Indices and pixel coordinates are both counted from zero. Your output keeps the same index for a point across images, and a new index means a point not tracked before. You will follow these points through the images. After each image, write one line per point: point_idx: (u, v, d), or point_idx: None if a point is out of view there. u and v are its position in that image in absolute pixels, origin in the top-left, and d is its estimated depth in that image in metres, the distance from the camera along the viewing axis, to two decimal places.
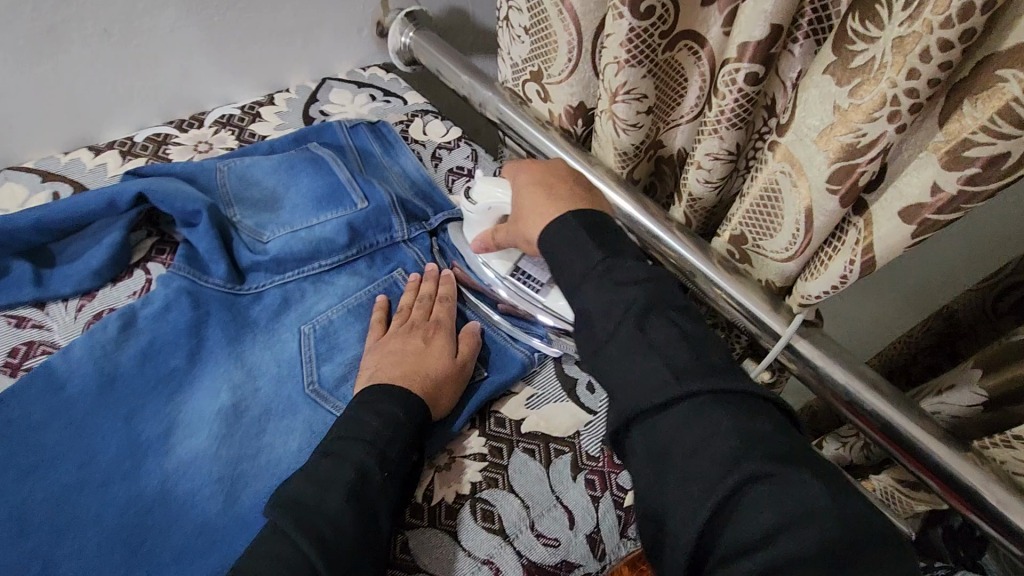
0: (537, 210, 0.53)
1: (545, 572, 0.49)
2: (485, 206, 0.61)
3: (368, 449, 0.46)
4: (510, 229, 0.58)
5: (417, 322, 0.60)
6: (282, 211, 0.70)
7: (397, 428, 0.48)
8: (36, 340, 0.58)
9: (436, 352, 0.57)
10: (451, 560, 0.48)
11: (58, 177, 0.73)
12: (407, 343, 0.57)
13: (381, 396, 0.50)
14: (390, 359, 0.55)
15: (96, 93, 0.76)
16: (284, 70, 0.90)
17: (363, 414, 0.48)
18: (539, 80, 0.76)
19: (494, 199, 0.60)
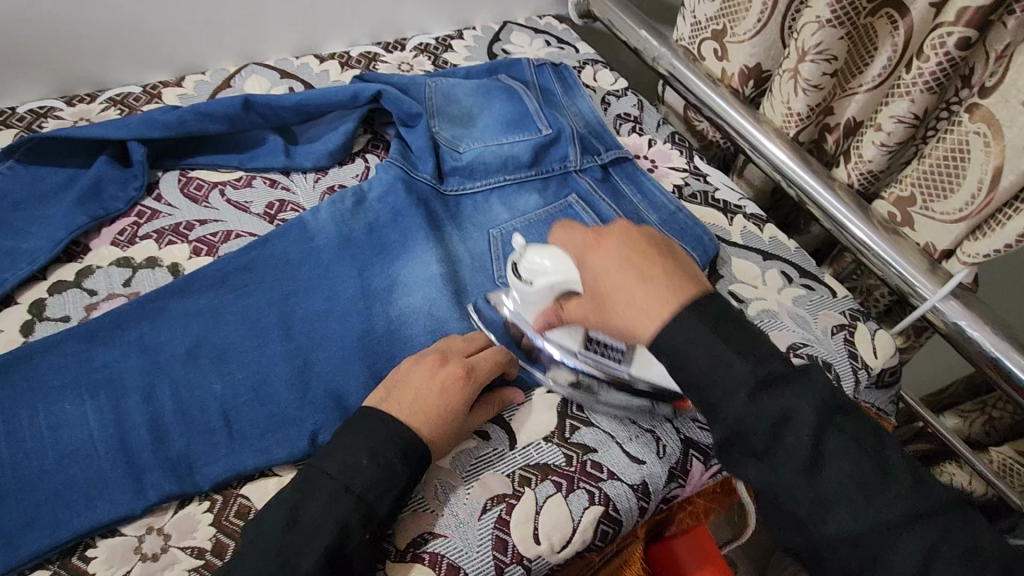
0: (637, 299, 0.46)
1: (699, 449, 0.57)
2: (547, 286, 0.54)
3: (354, 506, 0.44)
4: (585, 309, 0.51)
5: (450, 356, 0.54)
6: (476, 128, 0.79)
7: (389, 484, 0.46)
8: (285, 199, 0.71)
9: (455, 404, 0.51)
10: (620, 423, 0.57)
11: (292, 76, 0.87)
12: (424, 389, 0.51)
13: (384, 440, 0.47)
14: (411, 396, 0.50)
15: (327, 8, 0.88)
16: (473, 9, 1.00)
17: (352, 461, 0.46)
18: (720, 38, 0.81)
19: (549, 274, 0.54)
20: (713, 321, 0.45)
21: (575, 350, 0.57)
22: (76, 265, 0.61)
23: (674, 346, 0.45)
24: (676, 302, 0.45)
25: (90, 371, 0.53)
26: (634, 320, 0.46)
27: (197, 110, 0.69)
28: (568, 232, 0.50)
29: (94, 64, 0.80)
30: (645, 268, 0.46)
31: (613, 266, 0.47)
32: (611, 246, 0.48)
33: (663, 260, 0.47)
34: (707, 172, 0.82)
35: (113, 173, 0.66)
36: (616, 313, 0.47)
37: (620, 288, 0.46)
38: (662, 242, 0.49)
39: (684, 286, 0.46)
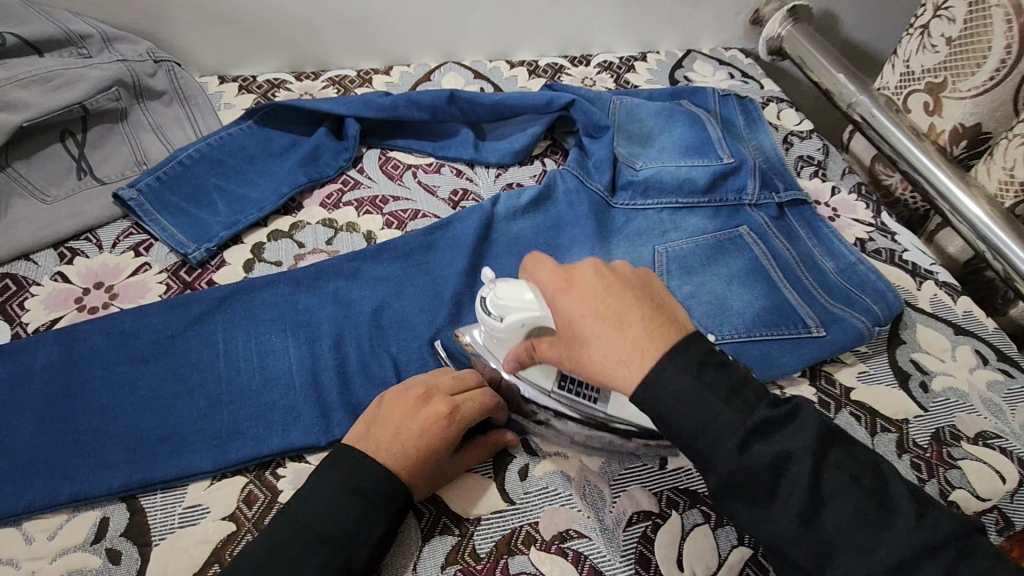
0: (617, 351, 0.40)
1: None
2: (519, 321, 0.50)
3: (328, 555, 0.42)
4: (558, 352, 0.46)
5: (435, 393, 0.50)
6: (653, 149, 0.79)
7: (365, 534, 0.44)
8: (468, 189, 0.76)
9: (436, 446, 0.48)
10: None
11: (483, 78, 0.92)
12: (400, 428, 0.48)
13: (363, 483, 0.45)
14: (389, 437, 0.47)
15: (527, 19, 0.94)
16: (661, 35, 1.01)
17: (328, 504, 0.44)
18: (935, 92, 0.76)
19: (524, 304, 0.50)
20: (696, 361, 0.40)
21: (547, 391, 0.54)
22: (290, 218, 0.69)
23: (652, 398, 0.40)
24: (658, 348, 0.40)
25: (295, 311, 0.60)
26: (611, 371, 0.41)
27: (408, 98, 0.76)
28: (541, 269, 0.45)
29: (321, 47, 0.90)
30: (625, 311, 0.41)
31: (581, 310, 0.42)
32: (593, 281, 0.42)
33: (638, 295, 0.42)
34: (896, 230, 0.76)
35: (329, 143, 0.75)
36: (593, 365, 0.42)
37: (594, 344, 0.41)
38: (640, 285, 0.44)
39: (663, 326, 0.41)
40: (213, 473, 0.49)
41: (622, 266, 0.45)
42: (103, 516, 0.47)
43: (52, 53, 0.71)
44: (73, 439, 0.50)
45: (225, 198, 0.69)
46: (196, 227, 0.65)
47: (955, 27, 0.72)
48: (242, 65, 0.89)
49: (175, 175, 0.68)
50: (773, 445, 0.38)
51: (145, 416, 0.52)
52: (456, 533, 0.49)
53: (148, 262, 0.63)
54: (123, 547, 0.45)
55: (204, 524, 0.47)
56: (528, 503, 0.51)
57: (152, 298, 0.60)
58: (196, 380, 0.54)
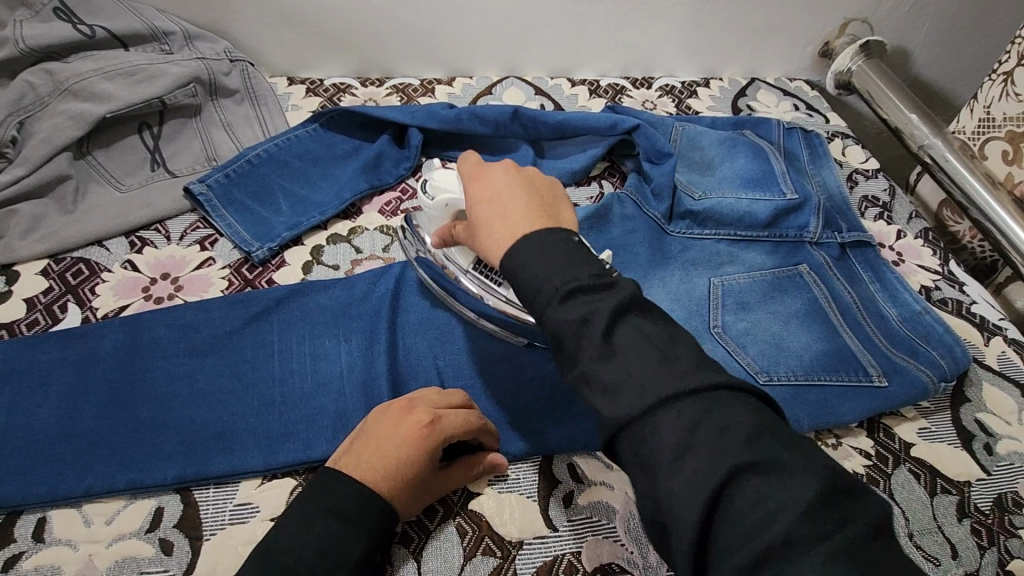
0: (496, 228, 0.43)
1: None
2: (444, 202, 0.56)
3: None
4: (462, 235, 0.50)
5: (417, 405, 0.49)
6: (713, 178, 0.78)
7: (347, 551, 0.42)
8: None
9: (418, 460, 0.46)
10: None
11: (544, 94, 0.92)
12: (380, 442, 0.47)
13: (339, 500, 0.43)
14: (366, 456, 0.46)
15: (593, 38, 0.94)
16: (726, 62, 1.00)
17: (326, 504, 0.43)
18: (1016, 141, 0.74)
19: (450, 193, 0.55)
20: (551, 244, 0.40)
21: (462, 269, 0.59)
22: (350, 223, 0.70)
23: (511, 269, 0.40)
24: (527, 229, 0.41)
25: (349, 318, 0.61)
26: (489, 247, 0.43)
27: (472, 111, 0.76)
28: (466, 164, 0.47)
29: (388, 55, 0.92)
30: (515, 200, 0.43)
31: (479, 196, 0.45)
32: (503, 182, 0.44)
33: (534, 198, 0.44)
34: (964, 281, 0.73)
35: (391, 151, 0.76)
36: (480, 245, 0.44)
37: (485, 222, 0.44)
38: (544, 188, 0.45)
39: (541, 215, 0.42)
40: (263, 473, 0.50)
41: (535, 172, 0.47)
42: (157, 507, 0.48)
43: (138, 49, 0.74)
44: (133, 426, 0.51)
45: (288, 198, 0.70)
46: (259, 224, 0.67)
47: None
48: (311, 67, 0.91)
49: (243, 172, 0.70)
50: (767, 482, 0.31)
51: (202, 410, 0.53)
52: (498, 554, 0.49)
53: (212, 257, 0.65)
54: (174, 539, 0.46)
55: (253, 523, 0.48)
56: (572, 532, 0.50)
57: (214, 293, 0.62)
58: (252, 377, 0.55)
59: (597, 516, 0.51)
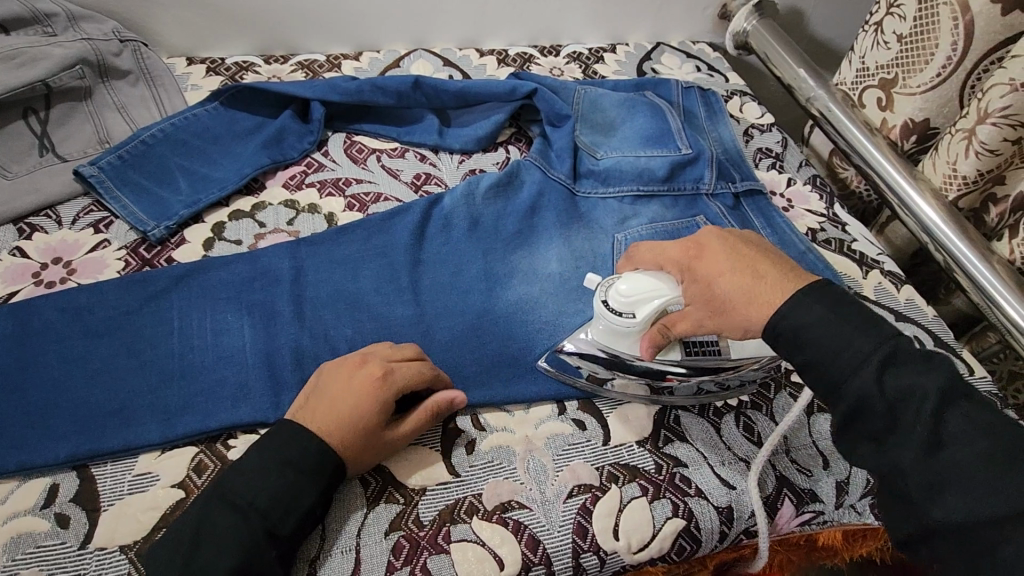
0: (761, 292, 0.47)
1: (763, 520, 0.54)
2: (653, 308, 0.53)
3: (256, 523, 0.44)
4: (697, 298, 0.51)
5: (373, 358, 0.52)
6: (615, 139, 0.81)
7: (296, 501, 0.45)
8: (431, 174, 0.77)
9: (371, 409, 0.49)
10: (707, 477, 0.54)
11: (453, 65, 0.93)
12: (338, 394, 0.49)
13: (297, 455, 0.47)
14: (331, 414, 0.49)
15: (498, 7, 0.95)
16: (631, 27, 1.02)
17: (281, 467, 0.46)
18: (887, 88, 0.78)
19: (643, 295, 0.54)
20: (835, 304, 0.45)
21: (672, 362, 0.57)
22: (253, 198, 0.70)
23: (796, 326, 0.45)
24: (791, 290, 0.46)
25: (250, 291, 0.61)
26: (750, 304, 0.47)
27: (374, 83, 0.77)
28: (662, 249, 0.55)
29: (291, 31, 0.91)
30: (759, 266, 0.48)
31: (725, 252, 0.49)
32: (724, 250, 0.50)
33: (761, 255, 0.50)
34: (847, 222, 0.79)
35: (294, 127, 0.76)
36: (737, 312, 0.48)
37: (738, 285, 0.48)
38: (752, 243, 0.51)
39: (795, 278, 0.47)
40: (162, 443, 0.51)
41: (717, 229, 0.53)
42: (52, 483, 0.48)
43: (17, 32, 0.71)
44: (24, 409, 0.51)
45: (188, 177, 0.69)
46: (157, 205, 0.66)
47: (905, 25, 0.73)
48: (211, 47, 0.89)
49: (138, 154, 0.69)
50: (904, 380, 0.41)
51: (97, 389, 0.53)
52: (400, 501, 0.51)
53: (108, 239, 0.64)
54: (71, 513, 0.47)
55: (152, 491, 0.49)
56: (472, 476, 0.53)
57: (110, 274, 0.61)
58: (150, 353, 0.55)
59: (497, 458, 0.54)
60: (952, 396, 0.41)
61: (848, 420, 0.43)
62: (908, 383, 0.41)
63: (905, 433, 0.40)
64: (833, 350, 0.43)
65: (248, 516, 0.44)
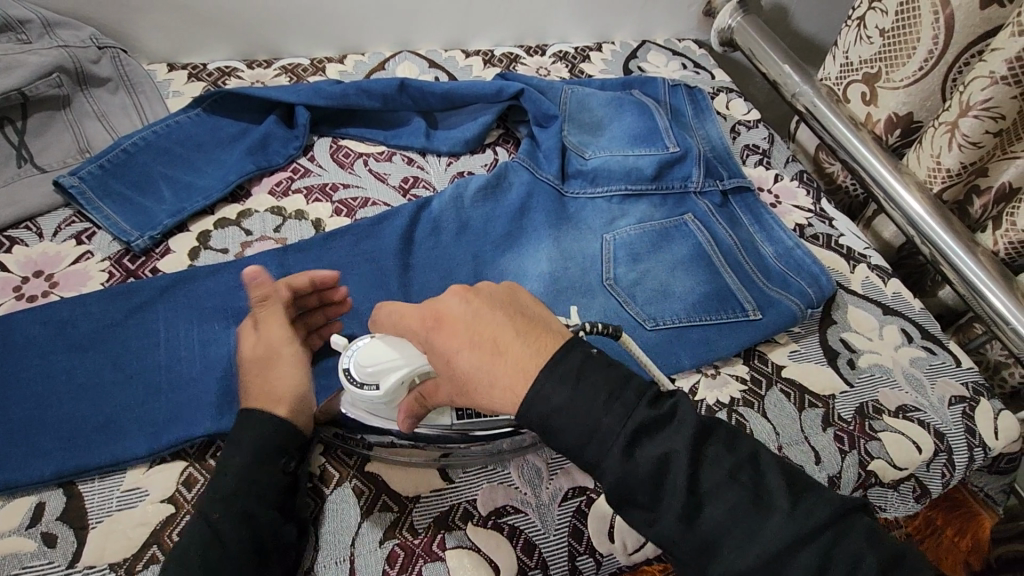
0: (500, 377, 0.41)
1: None
2: (394, 380, 0.47)
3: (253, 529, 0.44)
4: (447, 381, 0.44)
5: None
6: (602, 138, 0.81)
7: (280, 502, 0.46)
8: (419, 177, 0.76)
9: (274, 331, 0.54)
10: None
11: (438, 67, 0.93)
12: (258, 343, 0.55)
13: (258, 462, 0.46)
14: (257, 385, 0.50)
15: (483, 8, 0.94)
16: (616, 25, 1.02)
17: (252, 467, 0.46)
18: (872, 82, 0.78)
19: (392, 362, 0.47)
20: (573, 373, 0.40)
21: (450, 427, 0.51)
22: (238, 206, 0.70)
23: (541, 416, 0.40)
24: (534, 369, 0.41)
25: (237, 300, 0.60)
26: (494, 394, 0.41)
27: (358, 87, 0.76)
28: (407, 313, 0.46)
29: (275, 34, 0.90)
30: (488, 338, 0.42)
31: (450, 322, 0.43)
32: (463, 317, 0.43)
33: (509, 318, 0.43)
34: (835, 217, 0.79)
35: (279, 132, 0.75)
36: (479, 392, 0.42)
37: (482, 370, 0.41)
38: (504, 302, 0.44)
39: (540, 345, 0.42)
40: (149, 458, 0.50)
41: (485, 285, 0.46)
42: (38, 502, 0.48)
43: None
44: (7, 426, 0.50)
45: (171, 185, 0.68)
46: (140, 214, 0.65)
47: (887, 19, 0.73)
48: (193, 52, 0.88)
49: (119, 162, 0.68)
50: (654, 447, 0.39)
51: (83, 404, 0.52)
52: (395, 509, 0.50)
53: (90, 251, 0.63)
54: (58, 531, 0.46)
55: (142, 507, 0.48)
56: (466, 481, 0.52)
57: (94, 286, 0.60)
58: (135, 366, 0.54)
59: (491, 463, 0.54)
60: (702, 441, 0.40)
61: (621, 504, 0.40)
62: (660, 449, 0.39)
63: (664, 505, 0.39)
64: (587, 428, 0.39)
65: (249, 523, 0.44)
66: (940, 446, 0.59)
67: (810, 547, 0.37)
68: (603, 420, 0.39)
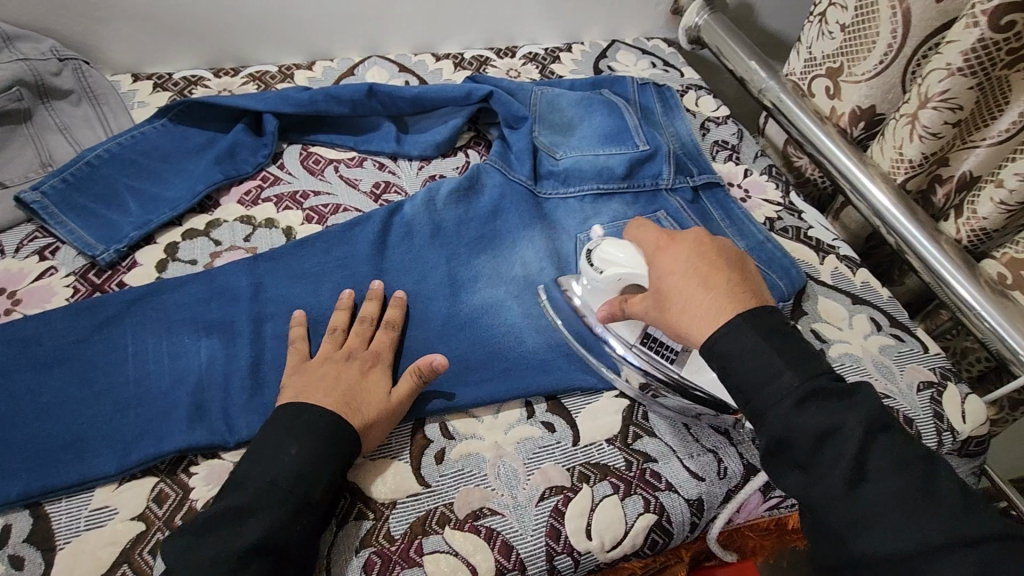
0: (694, 303, 0.47)
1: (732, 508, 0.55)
2: (616, 275, 0.56)
3: (277, 499, 0.45)
4: (648, 306, 0.52)
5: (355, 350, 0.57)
6: (574, 138, 0.81)
7: (310, 470, 0.47)
8: (391, 182, 0.76)
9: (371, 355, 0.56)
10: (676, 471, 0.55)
11: (408, 71, 0.93)
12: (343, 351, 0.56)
13: (296, 431, 0.48)
14: (320, 385, 0.52)
15: (451, 12, 0.94)
16: (585, 26, 1.03)
17: (311, 457, 0.47)
18: (835, 76, 0.80)
19: (619, 264, 0.56)
20: (767, 328, 0.45)
21: (630, 344, 0.59)
22: (206, 216, 0.69)
23: (723, 350, 0.45)
24: (733, 314, 0.46)
25: (206, 311, 0.59)
26: (688, 318, 0.47)
27: (327, 93, 0.76)
28: (647, 229, 0.55)
29: (241, 43, 0.89)
30: (714, 275, 0.47)
31: (688, 258, 0.49)
32: (687, 253, 0.49)
33: (731, 271, 0.48)
34: (803, 209, 0.80)
35: (248, 140, 0.74)
36: (674, 316, 0.48)
37: (687, 294, 0.48)
38: (735, 257, 0.49)
39: (745, 296, 0.47)
40: (119, 475, 0.49)
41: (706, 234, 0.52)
42: (2, 525, 0.47)
43: None
44: None
45: (137, 197, 0.67)
46: (106, 227, 0.64)
47: (847, 14, 0.75)
48: (157, 62, 0.87)
49: (83, 175, 0.67)
50: (823, 413, 0.42)
51: (48, 423, 0.51)
52: (370, 516, 0.50)
53: (54, 266, 0.62)
54: (25, 553, 0.46)
55: (110, 525, 0.48)
56: (442, 486, 0.52)
57: (58, 302, 0.59)
58: (102, 383, 0.53)
59: (467, 466, 0.54)
60: (875, 430, 0.41)
61: (773, 454, 0.44)
62: (830, 420, 0.41)
63: (821, 470, 0.41)
64: (760, 376, 0.44)
65: (268, 489, 0.46)
66: (909, 432, 0.60)
67: (969, 554, 0.38)
68: (898, 461, 0.41)
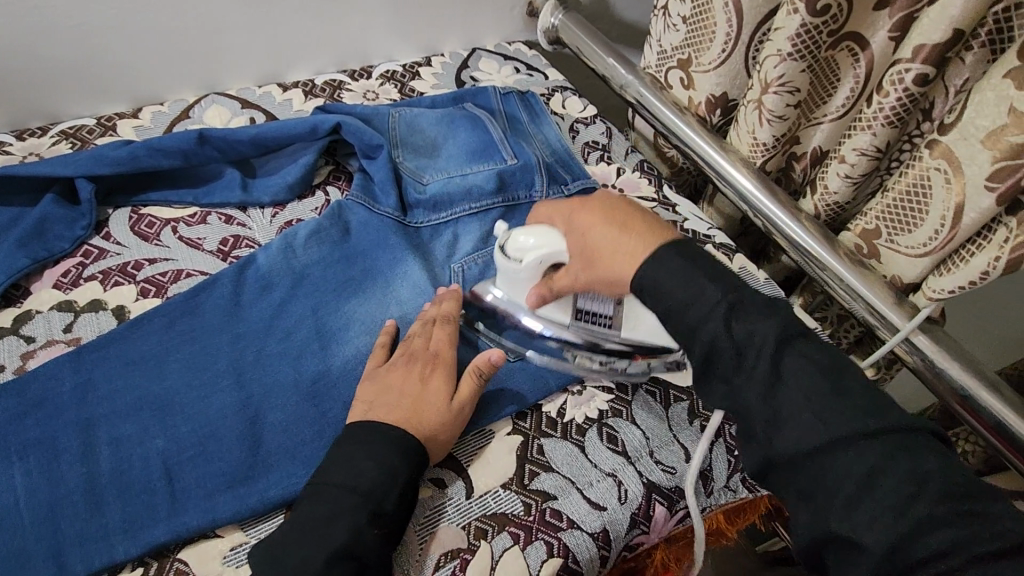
0: (622, 246, 0.50)
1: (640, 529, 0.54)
2: (536, 260, 0.57)
3: (360, 508, 0.45)
4: (578, 275, 0.55)
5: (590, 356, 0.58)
6: (440, 157, 0.77)
7: (395, 478, 0.47)
8: (240, 235, 0.69)
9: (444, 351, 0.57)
10: (577, 506, 0.53)
11: (253, 107, 0.85)
12: (406, 381, 0.54)
13: (380, 446, 0.48)
14: (394, 391, 0.53)
15: (292, 38, 0.87)
16: (442, 37, 0.99)
17: (389, 466, 0.48)
18: (686, 67, 0.80)
19: (541, 249, 0.56)
20: (687, 253, 0.47)
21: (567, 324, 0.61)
22: (15, 310, 0.60)
23: (647, 280, 0.48)
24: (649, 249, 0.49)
25: (20, 428, 0.51)
26: (617, 261, 0.50)
27: (149, 145, 0.67)
28: (556, 205, 0.58)
29: (46, 98, 0.78)
30: (629, 220, 0.52)
31: (595, 216, 0.53)
32: (599, 207, 0.54)
33: (644, 216, 0.52)
34: (677, 201, 0.81)
35: (60, 213, 0.64)
36: (605, 264, 0.51)
37: (608, 234, 0.51)
38: (633, 206, 0.54)
39: (662, 233, 0.50)
40: None
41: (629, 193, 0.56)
42: None
43: None
44: None
45: None
46: None
47: (686, 7, 0.75)
48: None
49: None
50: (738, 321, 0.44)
51: None
52: None
53: None
54: None
55: None
56: None
57: None
58: None
59: None
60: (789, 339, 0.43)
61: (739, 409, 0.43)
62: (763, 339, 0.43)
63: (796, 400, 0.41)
64: (669, 287, 0.46)
65: (353, 494, 0.46)
66: None
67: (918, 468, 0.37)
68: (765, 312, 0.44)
